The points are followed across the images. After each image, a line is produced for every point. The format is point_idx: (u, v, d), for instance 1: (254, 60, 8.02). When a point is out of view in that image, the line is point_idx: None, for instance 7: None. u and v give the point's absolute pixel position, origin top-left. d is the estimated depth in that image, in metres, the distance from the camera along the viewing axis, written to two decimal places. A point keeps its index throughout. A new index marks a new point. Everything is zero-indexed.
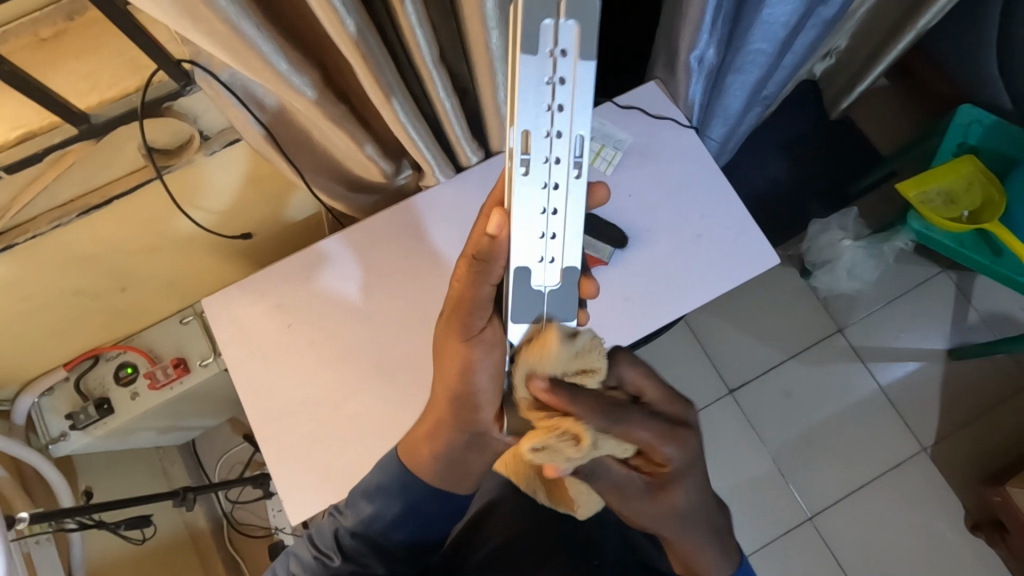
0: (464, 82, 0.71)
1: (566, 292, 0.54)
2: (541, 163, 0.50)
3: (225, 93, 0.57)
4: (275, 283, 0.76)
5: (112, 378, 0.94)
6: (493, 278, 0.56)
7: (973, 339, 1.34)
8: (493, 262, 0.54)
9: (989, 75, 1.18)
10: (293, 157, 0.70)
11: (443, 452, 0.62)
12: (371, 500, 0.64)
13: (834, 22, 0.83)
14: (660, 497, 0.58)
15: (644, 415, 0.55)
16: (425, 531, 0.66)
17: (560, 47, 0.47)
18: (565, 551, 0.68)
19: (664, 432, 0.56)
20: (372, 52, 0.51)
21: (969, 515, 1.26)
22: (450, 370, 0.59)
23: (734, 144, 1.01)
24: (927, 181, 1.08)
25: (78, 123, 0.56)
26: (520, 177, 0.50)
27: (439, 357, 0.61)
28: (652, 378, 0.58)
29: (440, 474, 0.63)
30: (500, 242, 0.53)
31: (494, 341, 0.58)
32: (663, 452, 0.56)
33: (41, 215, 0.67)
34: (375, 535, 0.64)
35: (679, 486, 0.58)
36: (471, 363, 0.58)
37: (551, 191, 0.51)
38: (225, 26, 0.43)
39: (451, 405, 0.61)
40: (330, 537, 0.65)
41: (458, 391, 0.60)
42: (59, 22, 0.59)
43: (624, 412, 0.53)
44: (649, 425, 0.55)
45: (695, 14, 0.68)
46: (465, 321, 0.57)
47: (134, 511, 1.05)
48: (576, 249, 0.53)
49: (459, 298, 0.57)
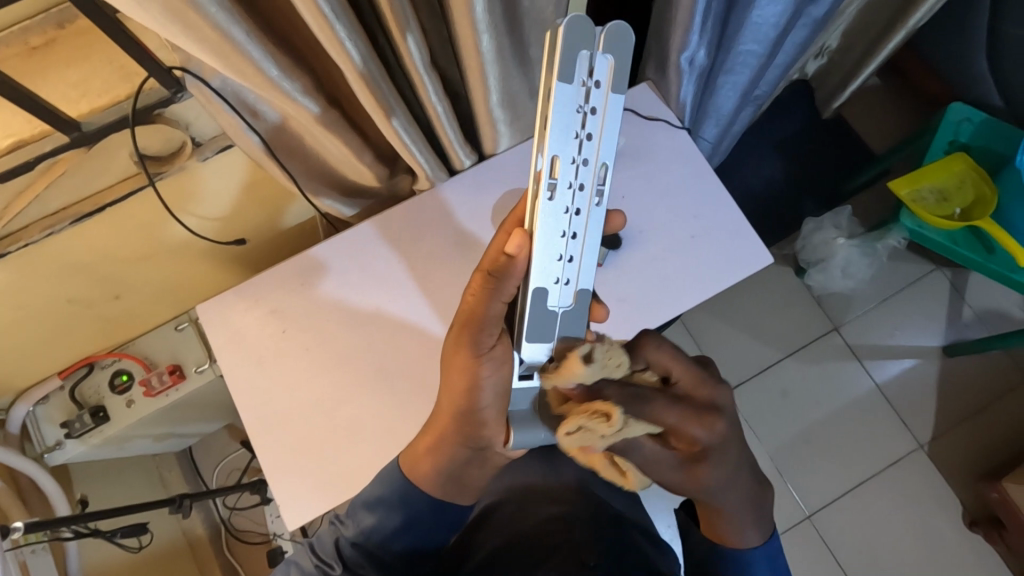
0: (456, 85, 0.71)
1: (577, 312, 0.56)
2: (565, 189, 0.51)
3: (217, 100, 0.57)
4: (270, 290, 0.76)
5: (107, 385, 0.94)
6: (506, 295, 0.55)
7: (968, 335, 1.34)
8: (508, 279, 0.54)
9: (980, 73, 1.19)
10: (286, 163, 0.70)
11: (445, 464, 0.61)
12: (372, 510, 0.64)
13: (824, 22, 0.84)
14: (691, 475, 0.55)
15: (667, 399, 0.53)
16: (425, 540, 0.66)
17: (594, 78, 0.50)
18: (564, 552, 0.66)
19: (693, 411, 0.54)
20: (363, 57, 0.51)
21: (967, 512, 1.26)
22: (456, 386, 0.57)
23: (727, 144, 1.02)
24: (918, 180, 1.09)
25: (69, 131, 0.57)
26: (545, 201, 0.51)
27: (445, 373, 0.59)
28: (682, 357, 0.56)
29: (440, 484, 0.62)
30: (519, 261, 0.53)
31: (503, 362, 0.57)
32: (689, 431, 0.54)
33: (32, 224, 0.67)
34: (375, 546, 0.64)
35: (712, 464, 0.55)
36: (478, 380, 0.56)
37: (572, 216, 0.52)
38: (214, 32, 0.43)
39: (455, 421, 0.59)
40: (330, 547, 0.65)
41: (463, 406, 0.58)
42: (49, 31, 0.59)
43: (644, 398, 0.52)
44: (672, 409, 0.53)
45: (685, 17, 0.69)
46: (476, 337, 0.56)
47: (130, 519, 1.04)
48: (591, 271, 0.56)
49: (471, 313, 0.56)
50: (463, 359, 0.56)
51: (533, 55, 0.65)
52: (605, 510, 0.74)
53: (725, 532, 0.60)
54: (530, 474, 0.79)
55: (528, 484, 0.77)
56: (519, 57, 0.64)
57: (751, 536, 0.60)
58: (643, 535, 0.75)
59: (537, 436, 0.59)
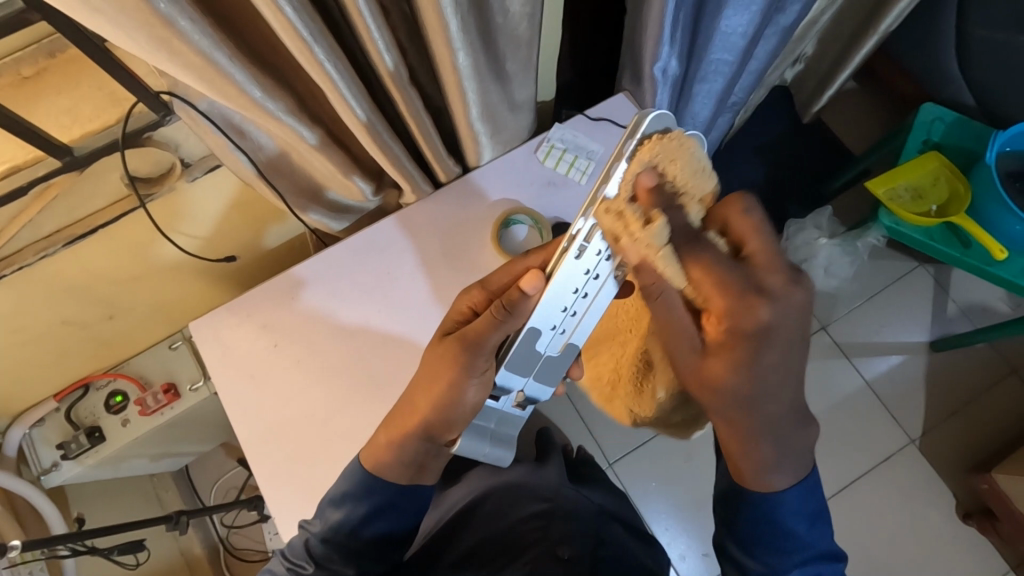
0: (437, 100, 0.73)
1: (561, 359, 0.60)
2: (593, 254, 0.54)
3: (204, 121, 0.59)
4: (259, 306, 0.78)
5: (103, 407, 0.95)
6: (509, 330, 0.58)
7: (955, 330, 1.36)
8: (517, 314, 0.56)
9: (951, 74, 1.23)
10: (276, 182, 0.72)
11: (403, 456, 0.63)
12: (338, 506, 0.65)
13: (793, 30, 0.87)
14: (715, 358, 0.54)
15: (724, 262, 0.51)
16: (399, 523, 0.67)
17: (656, 166, 0.52)
18: (541, 545, 0.69)
19: (733, 292, 0.51)
20: (343, 81, 0.53)
21: (961, 505, 1.28)
22: (439, 391, 0.60)
23: (706, 150, 1.04)
24: (894, 179, 1.11)
25: (61, 156, 0.59)
26: (572, 259, 0.54)
27: (424, 375, 0.62)
28: (766, 234, 0.53)
29: (400, 474, 0.65)
30: (531, 300, 0.56)
31: (486, 385, 0.61)
32: (714, 302, 0.52)
33: (26, 247, 0.68)
34: (345, 538, 0.64)
35: (746, 352, 0.52)
36: (462, 394, 0.60)
37: (590, 279, 0.55)
38: (198, 57, 0.44)
39: (426, 422, 0.62)
40: (300, 547, 0.65)
41: (437, 414, 0.61)
42: (41, 60, 0.61)
43: (695, 242, 0.51)
44: (726, 270, 0.51)
45: (655, 29, 0.71)
46: (472, 359, 0.59)
47: (127, 537, 1.04)
48: (587, 330, 0.59)
49: (470, 334, 0.59)
50: (451, 373, 0.59)
51: (510, 69, 0.67)
52: (586, 505, 0.79)
53: (757, 477, 0.60)
54: (515, 474, 0.82)
55: (514, 483, 0.81)
56: (497, 72, 0.66)
57: (781, 481, 0.60)
58: (626, 530, 0.79)
59: (482, 447, 0.65)
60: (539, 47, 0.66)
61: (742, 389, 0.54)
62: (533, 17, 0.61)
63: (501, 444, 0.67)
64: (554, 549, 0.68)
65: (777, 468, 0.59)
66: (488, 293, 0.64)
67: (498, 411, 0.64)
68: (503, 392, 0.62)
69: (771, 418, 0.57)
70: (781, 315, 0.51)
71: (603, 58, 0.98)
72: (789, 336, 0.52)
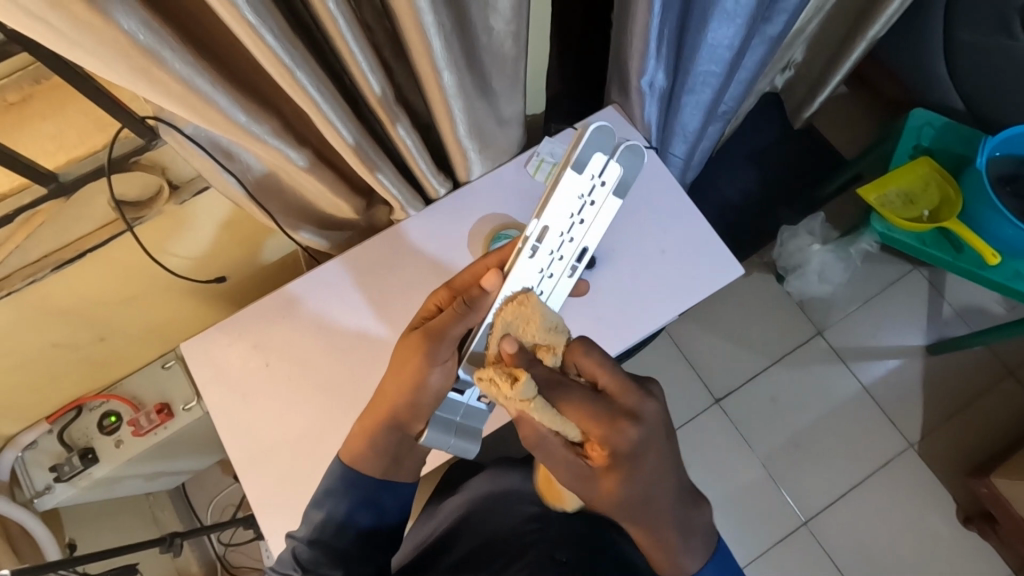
0: (424, 116, 0.73)
1: None
2: (546, 253, 0.60)
3: (191, 145, 0.59)
4: (250, 324, 0.78)
5: (96, 427, 0.95)
6: (469, 323, 0.61)
7: (950, 333, 1.36)
8: (476, 307, 0.61)
9: (940, 79, 1.23)
10: (265, 203, 0.72)
11: (375, 447, 0.64)
12: (322, 505, 0.65)
13: (781, 39, 0.87)
14: (601, 482, 0.55)
15: (584, 396, 0.54)
16: (384, 519, 0.67)
17: (601, 177, 0.59)
18: (539, 546, 0.67)
19: (605, 418, 0.54)
20: (326, 102, 0.53)
21: (961, 509, 1.27)
22: (404, 380, 0.62)
23: (698, 159, 1.04)
24: (884, 184, 1.12)
25: (46, 182, 0.59)
26: (525, 258, 0.59)
27: (393, 367, 0.64)
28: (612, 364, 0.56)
29: (375, 467, 0.65)
30: (488, 295, 0.60)
31: (449, 374, 0.63)
32: (598, 432, 0.54)
33: (14, 272, 0.67)
34: (332, 538, 0.64)
35: (627, 472, 0.54)
36: (424, 381, 0.62)
37: (545, 277, 0.61)
38: (180, 85, 0.44)
39: (394, 409, 0.63)
40: (288, 556, 0.64)
41: (404, 401, 0.63)
42: (26, 87, 0.61)
43: (561, 386, 0.54)
44: (590, 405, 0.54)
45: (640, 45, 0.71)
46: (433, 349, 0.61)
47: (122, 559, 1.03)
48: None
49: (435, 325, 0.62)
50: (416, 362, 0.61)
51: (497, 87, 0.67)
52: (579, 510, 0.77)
53: (670, 561, 0.59)
54: (509, 482, 0.83)
55: (506, 489, 0.81)
56: (482, 90, 0.67)
57: (693, 560, 0.59)
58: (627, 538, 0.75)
59: (446, 438, 0.65)
60: (525, 64, 0.66)
61: (639, 498, 0.56)
62: (518, 35, 0.61)
63: (465, 437, 0.66)
64: (551, 551, 0.66)
65: (687, 548, 0.59)
66: (454, 292, 0.65)
67: (464, 404, 0.65)
68: (468, 385, 0.64)
69: (667, 513, 0.58)
70: (647, 430, 0.54)
71: (592, 68, 0.98)
72: (660, 443, 0.56)
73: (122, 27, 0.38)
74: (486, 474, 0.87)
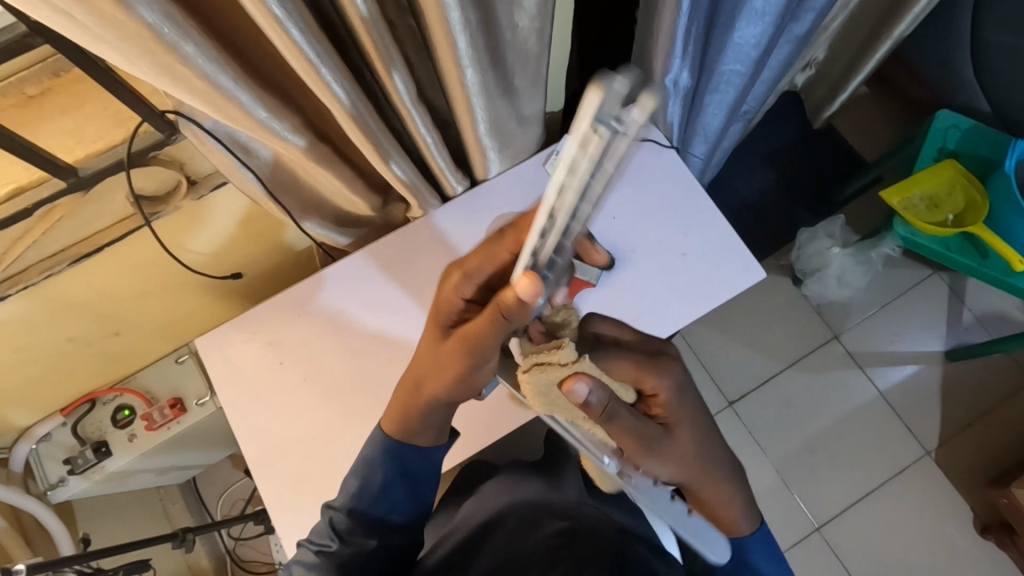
0: (443, 112, 0.72)
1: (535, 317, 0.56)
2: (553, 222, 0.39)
3: (210, 140, 0.59)
4: (268, 320, 0.77)
5: (109, 421, 0.95)
6: (510, 330, 0.52)
7: (971, 339, 1.34)
8: (521, 320, 0.49)
9: (967, 81, 1.21)
10: (281, 198, 0.71)
11: (425, 425, 0.64)
12: (357, 474, 0.65)
13: (808, 38, 0.85)
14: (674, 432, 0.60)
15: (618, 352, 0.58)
16: (422, 503, 0.68)
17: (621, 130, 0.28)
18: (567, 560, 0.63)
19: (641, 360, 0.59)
20: (347, 98, 0.52)
21: (979, 518, 1.25)
22: (445, 378, 0.59)
23: (717, 159, 1.02)
24: (909, 188, 1.10)
25: (66, 176, 0.58)
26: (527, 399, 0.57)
27: (428, 362, 0.61)
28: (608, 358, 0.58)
29: (429, 437, 0.65)
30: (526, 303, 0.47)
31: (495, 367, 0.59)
32: (646, 382, 0.59)
33: (31, 266, 0.68)
34: (368, 508, 0.65)
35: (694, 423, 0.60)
36: (470, 377, 0.58)
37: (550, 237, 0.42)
38: (203, 82, 0.44)
39: (430, 399, 0.61)
40: (325, 526, 0.65)
41: (450, 393, 0.60)
42: (44, 80, 0.62)
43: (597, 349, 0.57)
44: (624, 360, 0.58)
45: (665, 43, 0.70)
46: (477, 357, 0.56)
47: (135, 554, 1.04)
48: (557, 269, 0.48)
49: (470, 336, 0.54)
50: (460, 367, 0.57)
51: (519, 85, 0.66)
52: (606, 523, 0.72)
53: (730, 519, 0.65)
54: (528, 492, 0.80)
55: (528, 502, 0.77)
56: (505, 89, 0.66)
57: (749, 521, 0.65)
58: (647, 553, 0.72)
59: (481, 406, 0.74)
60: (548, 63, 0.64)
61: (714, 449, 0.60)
62: (543, 33, 0.59)
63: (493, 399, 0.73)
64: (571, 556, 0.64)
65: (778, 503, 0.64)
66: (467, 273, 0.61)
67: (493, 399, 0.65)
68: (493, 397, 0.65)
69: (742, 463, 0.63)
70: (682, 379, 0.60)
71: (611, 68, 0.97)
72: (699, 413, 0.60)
73: (144, 20, 0.37)
74: (506, 481, 0.85)
